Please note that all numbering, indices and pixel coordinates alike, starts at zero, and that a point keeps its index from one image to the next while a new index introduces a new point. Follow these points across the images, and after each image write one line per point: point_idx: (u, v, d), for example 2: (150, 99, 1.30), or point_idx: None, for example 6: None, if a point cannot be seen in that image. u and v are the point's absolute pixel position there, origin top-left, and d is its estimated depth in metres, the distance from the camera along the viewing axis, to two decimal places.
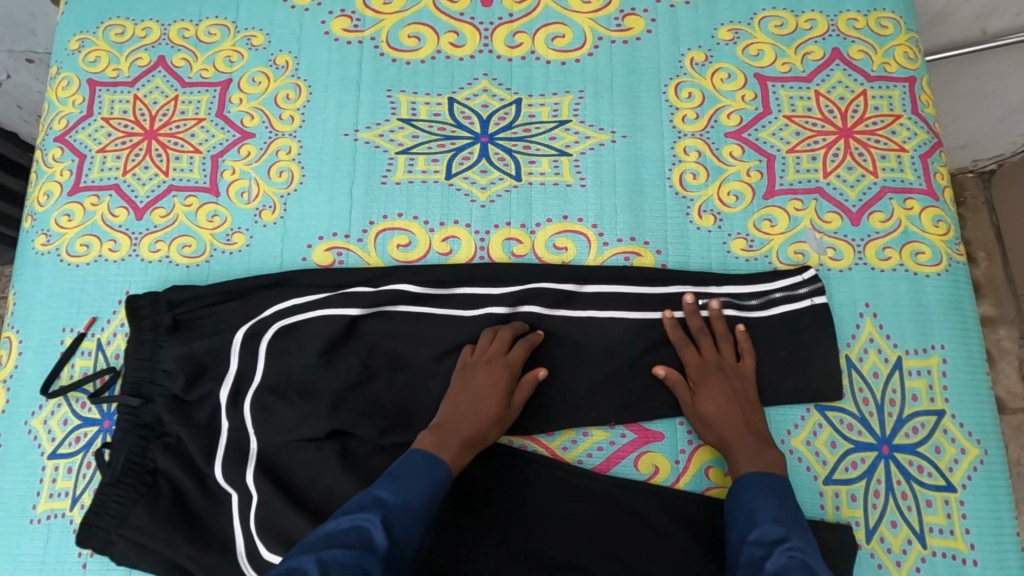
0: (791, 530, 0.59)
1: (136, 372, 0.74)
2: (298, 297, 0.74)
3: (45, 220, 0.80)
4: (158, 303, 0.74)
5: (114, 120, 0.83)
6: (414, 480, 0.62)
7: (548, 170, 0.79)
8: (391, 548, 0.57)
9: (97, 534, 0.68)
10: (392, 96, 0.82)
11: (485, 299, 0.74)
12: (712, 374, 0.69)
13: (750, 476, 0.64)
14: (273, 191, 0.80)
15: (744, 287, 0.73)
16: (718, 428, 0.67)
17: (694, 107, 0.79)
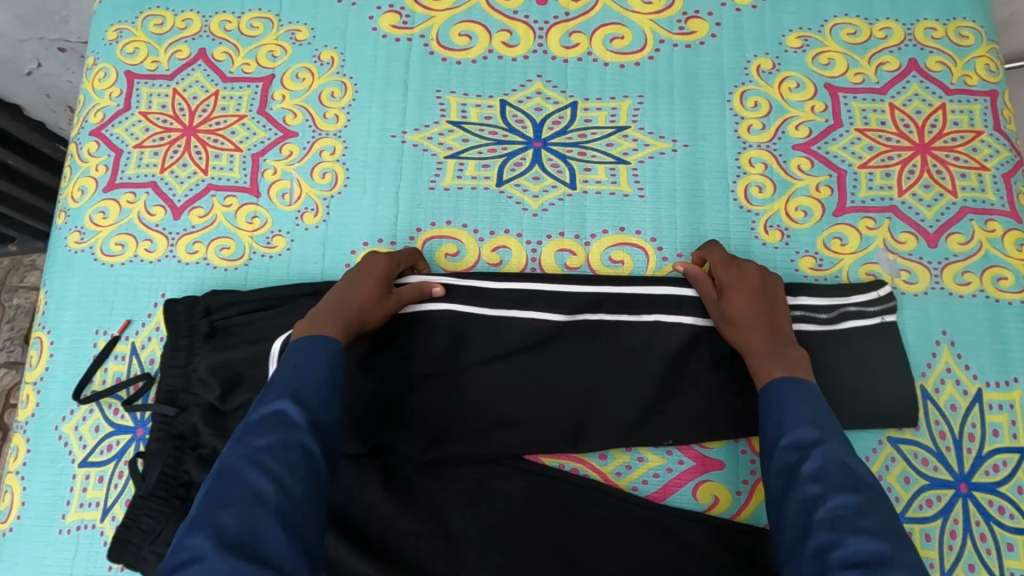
0: (827, 433, 0.54)
1: (170, 381, 0.71)
2: None
3: (79, 216, 0.77)
4: (196, 307, 0.72)
5: (152, 114, 0.79)
6: (313, 356, 0.60)
7: (605, 179, 0.75)
8: (311, 417, 0.57)
9: (129, 549, 0.65)
10: (441, 97, 0.78)
11: (535, 312, 0.70)
12: (748, 272, 0.65)
13: (779, 379, 0.58)
14: (316, 193, 0.76)
15: (819, 304, 0.68)
16: (749, 325, 0.62)
17: (760, 117, 0.75)
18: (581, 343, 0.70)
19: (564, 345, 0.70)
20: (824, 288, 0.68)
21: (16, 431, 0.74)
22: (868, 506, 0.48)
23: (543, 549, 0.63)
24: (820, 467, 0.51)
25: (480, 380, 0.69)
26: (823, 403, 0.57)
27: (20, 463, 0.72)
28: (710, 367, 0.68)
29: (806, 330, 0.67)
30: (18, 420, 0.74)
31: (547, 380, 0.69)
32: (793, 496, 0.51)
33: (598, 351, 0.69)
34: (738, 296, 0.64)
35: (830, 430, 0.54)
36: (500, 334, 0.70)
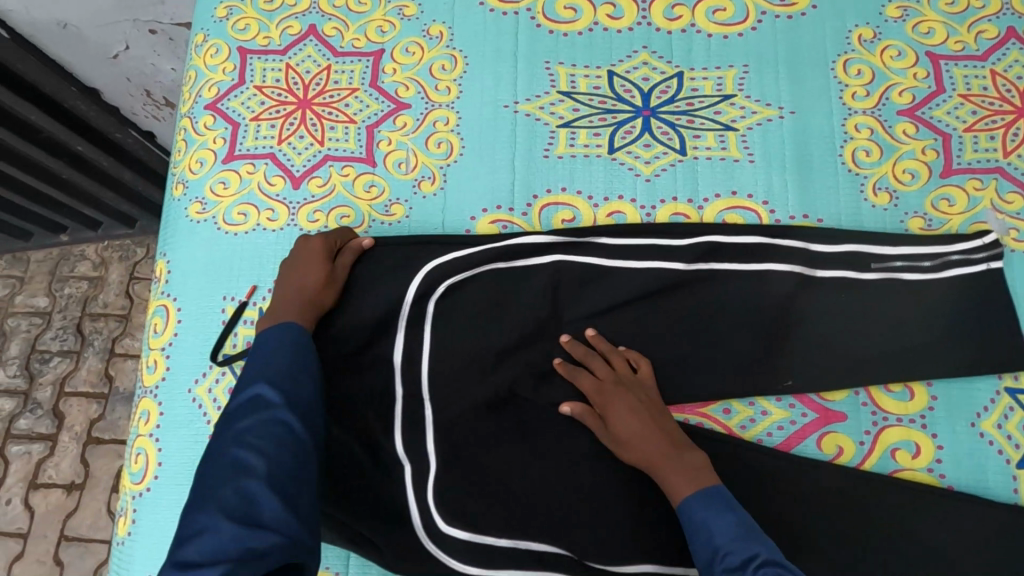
0: (756, 543, 0.57)
1: None
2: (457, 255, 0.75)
3: (199, 187, 0.80)
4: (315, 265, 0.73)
5: (267, 88, 0.81)
6: (277, 345, 0.65)
7: (715, 145, 0.77)
8: (290, 396, 0.61)
9: None
10: (550, 68, 0.80)
11: (650, 265, 0.74)
12: (623, 394, 0.67)
13: (690, 498, 0.60)
14: (432, 162, 0.78)
15: (922, 253, 0.72)
16: (635, 445, 0.64)
17: (864, 85, 0.77)
18: (694, 297, 0.74)
19: (680, 296, 0.74)
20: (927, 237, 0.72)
21: (146, 395, 0.76)
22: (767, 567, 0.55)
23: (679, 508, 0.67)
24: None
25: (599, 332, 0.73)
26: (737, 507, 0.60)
27: (153, 425, 0.75)
28: (823, 325, 0.72)
29: (911, 278, 0.71)
30: (147, 384, 0.77)
31: (661, 329, 0.74)
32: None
33: (712, 306, 0.74)
34: (623, 417, 0.66)
35: (754, 543, 0.57)
36: (616, 287, 0.75)
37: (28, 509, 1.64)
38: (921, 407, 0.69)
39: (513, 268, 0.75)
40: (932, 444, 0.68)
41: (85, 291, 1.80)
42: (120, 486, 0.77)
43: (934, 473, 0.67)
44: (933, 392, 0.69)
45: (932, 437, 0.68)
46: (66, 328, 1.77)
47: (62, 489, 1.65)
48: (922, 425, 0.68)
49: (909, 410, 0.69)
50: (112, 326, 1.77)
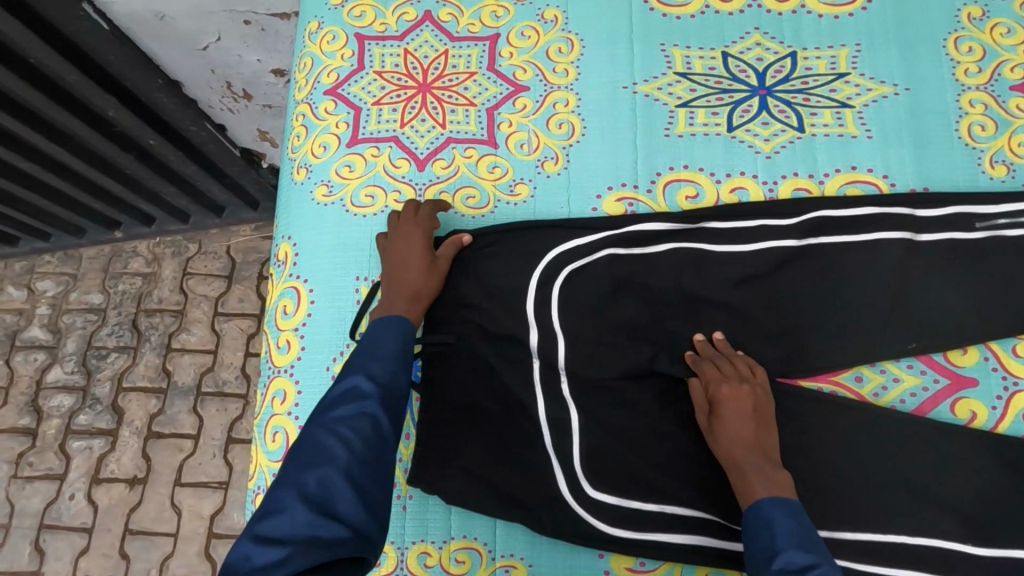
0: (819, 557, 0.56)
1: (442, 309, 0.76)
2: (578, 239, 0.76)
3: (324, 170, 0.81)
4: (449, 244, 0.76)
5: (387, 73, 0.83)
6: (380, 335, 0.66)
7: (832, 122, 0.79)
8: (383, 389, 0.62)
9: (430, 469, 0.71)
10: (665, 50, 0.82)
11: (768, 246, 0.75)
12: (743, 395, 0.67)
13: (763, 502, 0.61)
14: (554, 143, 0.80)
15: (1021, 208, 0.73)
16: (736, 446, 0.65)
17: (975, 61, 0.79)
18: (819, 273, 0.74)
19: (810, 264, 0.75)
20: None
21: (280, 374, 0.77)
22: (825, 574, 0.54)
23: (817, 474, 0.70)
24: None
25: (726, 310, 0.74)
26: (804, 517, 0.60)
27: (290, 404, 0.75)
28: (954, 292, 0.73)
29: (1015, 236, 0.73)
30: (279, 364, 0.77)
31: (788, 308, 0.74)
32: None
33: (840, 277, 0.74)
34: (733, 421, 0.66)
35: (818, 554, 0.56)
36: (741, 263, 0.75)
37: (91, 503, 1.54)
38: None
39: (632, 254, 0.75)
40: None
41: (139, 287, 1.68)
42: (252, 466, 0.78)
43: None
44: None
45: None
46: (123, 323, 1.65)
47: (125, 484, 1.54)
48: None
49: None
50: (167, 321, 1.65)
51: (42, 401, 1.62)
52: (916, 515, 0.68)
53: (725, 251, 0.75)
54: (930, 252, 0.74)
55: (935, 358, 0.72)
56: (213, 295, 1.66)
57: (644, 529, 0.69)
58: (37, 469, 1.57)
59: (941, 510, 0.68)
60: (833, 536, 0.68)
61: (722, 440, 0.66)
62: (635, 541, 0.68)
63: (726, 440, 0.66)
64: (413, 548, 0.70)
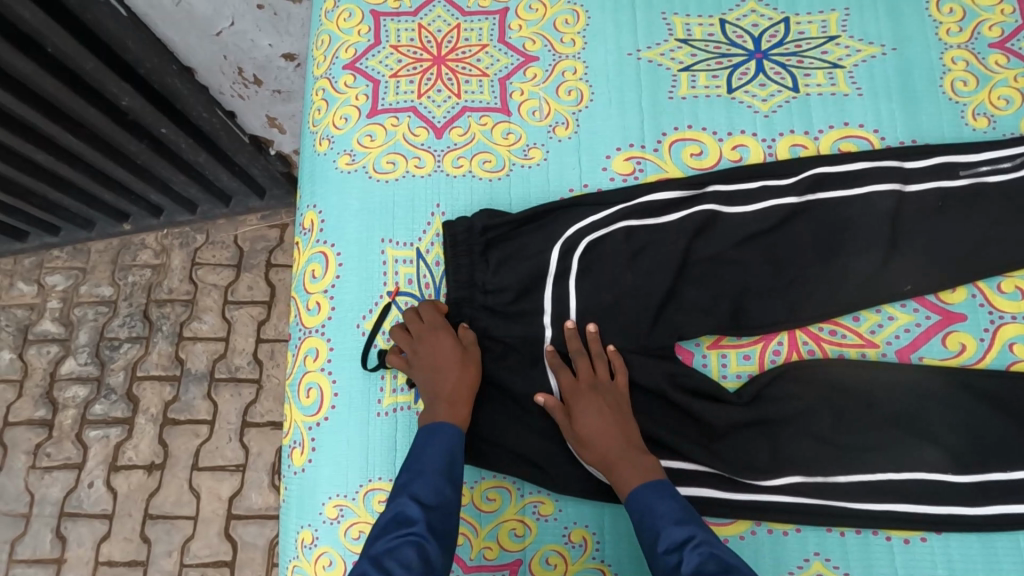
0: (695, 527, 0.62)
1: (458, 293, 0.78)
2: (593, 215, 0.78)
3: (346, 141, 0.85)
4: (472, 229, 0.78)
5: (403, 47, 0.87)
6: (427, 447, 0.68)
7: (824, 82, 0.84)
8: (432, 515, 0.64)
9: None
10: (666, 18, 0.87)
11: (769, 204, 0.78)
12: (581, 392, 0.71)
13: (637, 487, 0.65)
14: (564, 109, 0.85)
15: (1004, 154, 0.78)
16: (592, 441, 0.69)
17: (957, 22, 0.85)
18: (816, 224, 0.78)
19: (814, 216, 0.78)
20: (1019, 143, 0.78)
21: (311, 334, 0.81)
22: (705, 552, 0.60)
23: (817, 412, 0.75)
24: (694, 564, 0.59)
25: (731, 261, 0.78)
26: (677, 493, 0.65)
27: (323, 361, 0.80)
28: (942, 235, 0.77)
29: (994, 181, 0.78)
30: (310, 324, 0.81)
31: (790, 258, 0.78)
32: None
33: (836, 224, 0.78)
34: (587, 422, 0.69)
35: (690, 528, 0.62)
36: (750, 220, 0.78)
37: (111, 490, 1.57)
38: None
39: (644, 225, 0.78)
40: None
41: (149, 278, 1.71)
42: (287, 422, 0.82)
43: None
44: None
45: None
46: (134, 314, 1.68)
47: (143, 470, 1.58)
48: None
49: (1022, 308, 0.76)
50: (179, 311, 1.68)
51: (57, 392, 1.64)
52: (905, 445, 0.74)
53: (734, 211, 0.78)
54: (917, 201, 0.78)
55: (926, 297, 0.77)
56: (222, 283, 1.69)
57: None
58: (55, 458, 1.60)
59: (928, 440, 0.74)
60: (831, 467, 0.73)
61: (576, 435, 0.70)
62: None
63: (581, 436, 0.69)
64: None
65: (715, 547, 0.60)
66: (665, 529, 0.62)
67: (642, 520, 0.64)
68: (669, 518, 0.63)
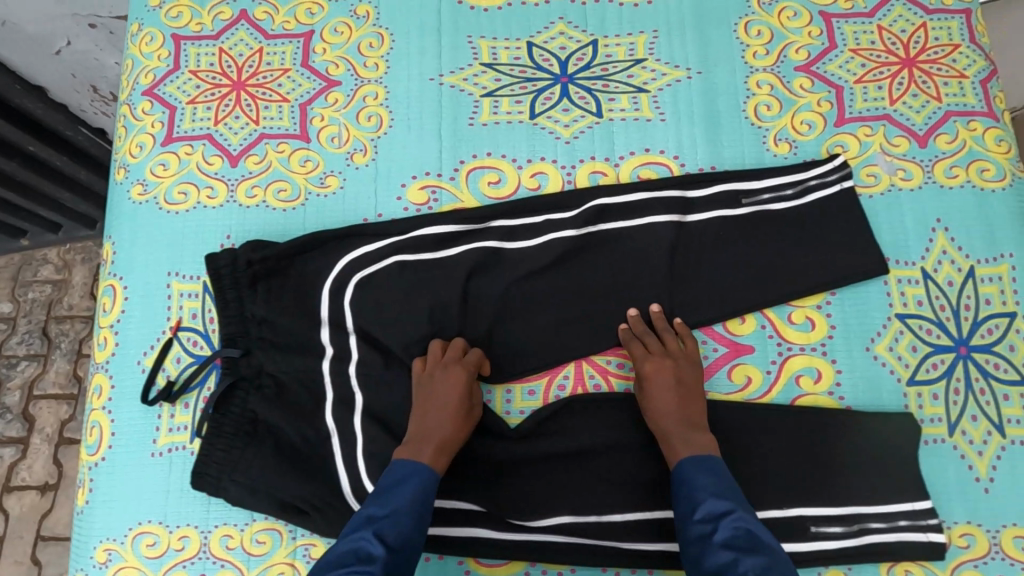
0: (735, 502, 0.64)
1: (228, 328, 0.76)
2: (366, 246, 0.78)
3: (140, 170, 0.82)
4: (236, 262, 0.76)
5: (201, 72, 0.85)
6: (394, 487, 0.65)
7: (628, 107, 0.82)
8: (389, 557, 0.61)
9: (208, 482, 0.71)
10: (472, 42, 0.85)
11: (547, 238, 0.78)
12: (665, 363, 0.71)
13: (687, 461, 0.67)
14: (363, 135, 0.83)
15: (784, 182, 0.78)
16: (668, 412, 0.69)
17: (763, 44, 0.83)
18: (603, 258, 0.78)
19: (598, 249, 0.78)
20: (800, 169, 0.78)
21: (97, 371, 0.79)
22: (737, 522, 0.62)
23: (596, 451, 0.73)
24: (727, 536, 0.62)
25: (516, 296, 0.77)
26: (721, 468, 0.67)
27: (105, 399, 0.77)
28: (723, 266, 0.77)
29: (777, 209, 0.78)
30: (97, 361, 0.79)
31: (576, 292, 0.77)
32: (708, 563, 0.61)
33: (621, 256, 0.78)
34: (669, 389, 0.70)
35: (733, 501, 0.64)
36: (535, 253, 0.78)
37: None
38: (822, 336, 0.75)
39: (432, 259, 0.78)
40: (832, 369, 0.74)
41: None
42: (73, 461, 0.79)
43: (834, 395, 0.73)
44: (832, 323, 0.75)
45: (832, 362, 0.74)
46: None
47: None
48: (822, 352, 0.74)
49: (811, 339, 0.75)
50: None
51: None
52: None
53: (516, 246, 0.78)
54: (696, 231, 0.78)
55: (713, 328, 0.76)
56: None
57: None
58: None
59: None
60: (609, 505, 0.71)
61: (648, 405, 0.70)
62: None
63: (655, 409, 0.70)
64: (216, 531, 0.72)
65: (749, 521, 0.63)
66: (708, 500, 0.64)
67: (680, 495, 0.66)
68: (712, 489, 0.65)
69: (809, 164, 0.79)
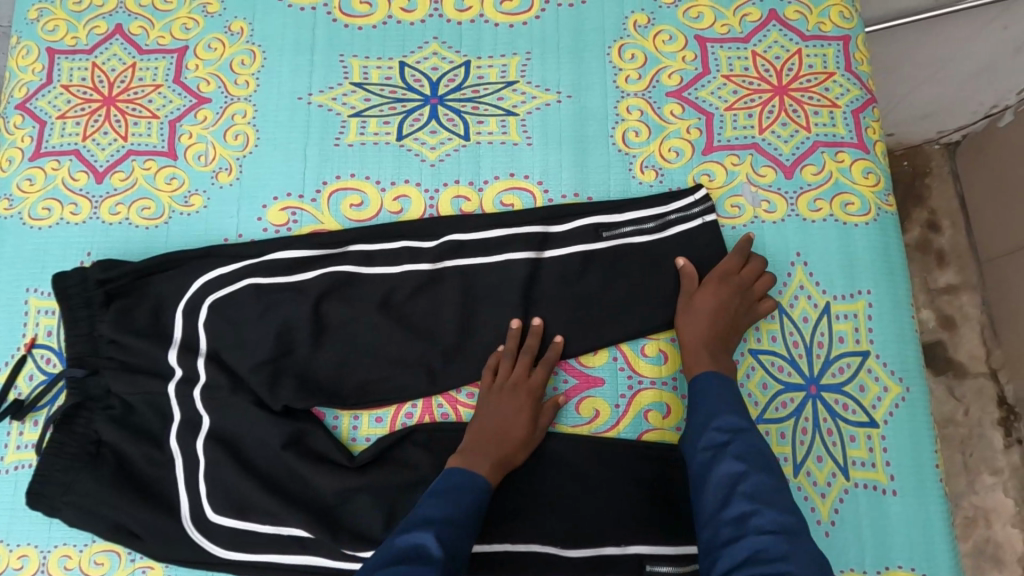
0: (748, 419, 0.65)
1: (77, 347, 0.76)
2: (222, 268, 0.77)
3: (6, 184, 0.82)
4: (86, 281, 0.75)
5: (73, 87, 0.85)
6: (460, 491, 0.64)
7: (496, 130, 0.81)
8: (448, 561, 0.59)
9: (44, 503, 0.70)
10: (344, 61, 0.84)
11: (404, 271, 0.77)
12: (737, 284, 0.72)
13: (704, 375, 0.68)
14: (229, 154, 0.82)
15: (646, 215, 0.76)
16: (695, 323, 0.71)
17: (636, 68, 0.81)
18: (461, 284, 0.77)
19: (456, 274, 0.77)
20: (661, 201, 0.77)
21: None
22: (757, 446, 0.63)
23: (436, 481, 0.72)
24: (742, 449, 0.63)
25: (369, 320, 0.76)
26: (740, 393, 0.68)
27: None
28: (578, 296, 0.76)
29: (639, 242, 0.76)
30: None
31: (430, 319, 0.76)
32: (716, 473, 0.63)
33: (477, 282, 0.77)
34: (709, 308, 0.71)
35: (749, 421, 0.66)
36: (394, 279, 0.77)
37: None
38: (673, 370, 0.74)
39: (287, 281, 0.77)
40: (681, 404, 0.73)
41: None
42: None
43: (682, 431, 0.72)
44: None
45: (681, 397, 0.73)
46: None
47: None
48: (673, 387, 0.73)
49: (662, 373, 0.74)
50: None
51: None
52: (526, 514, 0.71)
53: (373, 270, 0.77)
54: (555, 259, 0.77)
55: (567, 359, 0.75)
56: None
57: (257, 550, 0.70)
58: None
59: (550, 511, 0.71)
60: None
61: (688, 314, 0.72)
62: (247, 562, 0.70)
63: (693, 317, 0.71)
64: (55, 551, 0.71)
65: (760, 443, 0.64)
66: (720, 417, 0.65)
67: (697, 406, 0.67)
68: (733, 408, 0.66)
69: (676, 194, 0.77)
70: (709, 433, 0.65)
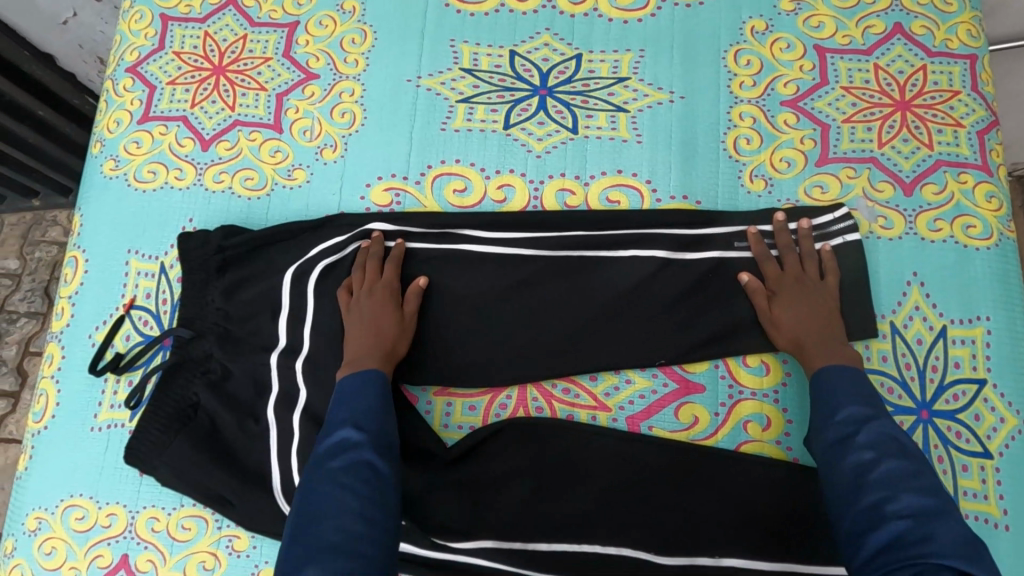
0: (875, 408, 0.62)
1: (187, 311, 0.76)
2: (335, 245, 0.76)
3: (114, 145, 0.83)
4: (207, 244, 0.76)
5: (185, 54, 0.85)
6: (358, 390, 0.66)
7: (605, 126, 0.80)
8: (371, 442, 0.62)
9: (139, 463, 0.71)
10: (454, 46, 0.83)
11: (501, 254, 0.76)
12: (791, 289, 0.71)
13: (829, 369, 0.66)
14: (334, 131, 0.82)
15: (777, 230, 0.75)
16: (790, 329, 0.69)
17: (751, 74, 0.80)
18: (559, 277, 0.76)
19: (555, 267, 0.76)
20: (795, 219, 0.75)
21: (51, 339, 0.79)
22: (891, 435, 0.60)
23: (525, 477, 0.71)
24: (872, 438, 0.60)
25: (466, 307, 0.76)
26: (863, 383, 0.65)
27: (54, 368, 0.77)
28: (680, 298, 0.74)
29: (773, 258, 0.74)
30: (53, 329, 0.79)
31: (527, 310, 0.76)
32: (848, 461, 0.59)
33: (577, 277, 0.76)
34: (795, 315, 0.69)
35: (879, 411, 0.63)
36: (494, 267, 0.76)
37: None
38: (774, 383, 0.72)
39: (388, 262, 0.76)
40: (782, 418, 0.71)
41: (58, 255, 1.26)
42: None
43: (781, 445, 0.70)
44: (788, 370, 0.72)
45: (782, 411, 0.71)
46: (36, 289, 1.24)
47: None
48: (774, 400, 0.71)
49: (763, 384, 0.72)
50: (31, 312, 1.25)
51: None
52: (608, 517, 0.70)
53: (472, 258, 0.77)
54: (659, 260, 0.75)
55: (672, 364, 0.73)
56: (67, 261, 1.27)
57: None
58: None
59: (639, 517, 0.70)
60: (533, 535, 0.69)
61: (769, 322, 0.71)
62: None
63: (778, 324, 0.70)
64: (143, 513, 0.72)
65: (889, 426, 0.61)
66: (843, 406, 0.63)
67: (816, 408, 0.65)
68: (855, 396, 0.63)
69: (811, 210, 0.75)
70: (836, 426, 0.62)
